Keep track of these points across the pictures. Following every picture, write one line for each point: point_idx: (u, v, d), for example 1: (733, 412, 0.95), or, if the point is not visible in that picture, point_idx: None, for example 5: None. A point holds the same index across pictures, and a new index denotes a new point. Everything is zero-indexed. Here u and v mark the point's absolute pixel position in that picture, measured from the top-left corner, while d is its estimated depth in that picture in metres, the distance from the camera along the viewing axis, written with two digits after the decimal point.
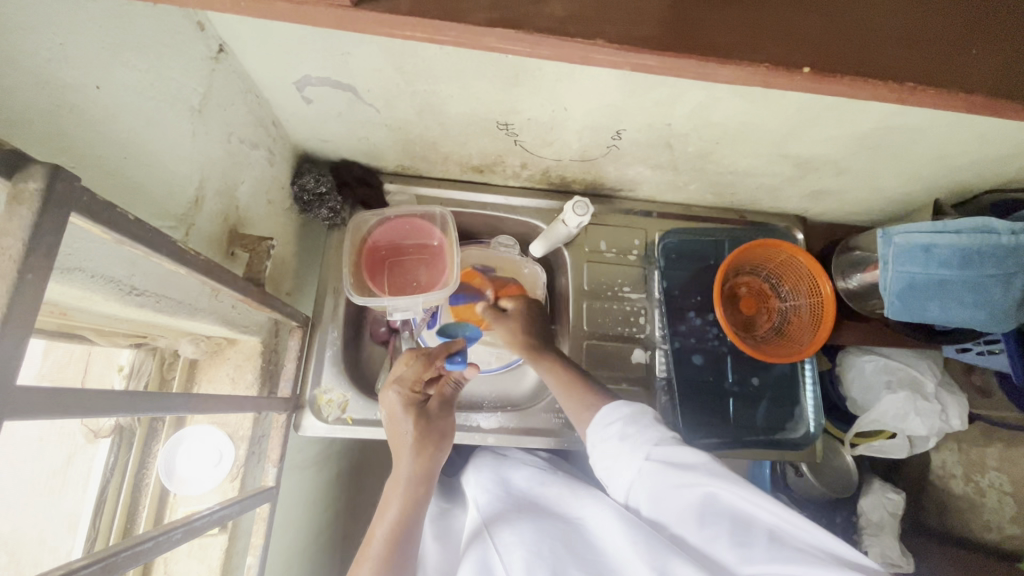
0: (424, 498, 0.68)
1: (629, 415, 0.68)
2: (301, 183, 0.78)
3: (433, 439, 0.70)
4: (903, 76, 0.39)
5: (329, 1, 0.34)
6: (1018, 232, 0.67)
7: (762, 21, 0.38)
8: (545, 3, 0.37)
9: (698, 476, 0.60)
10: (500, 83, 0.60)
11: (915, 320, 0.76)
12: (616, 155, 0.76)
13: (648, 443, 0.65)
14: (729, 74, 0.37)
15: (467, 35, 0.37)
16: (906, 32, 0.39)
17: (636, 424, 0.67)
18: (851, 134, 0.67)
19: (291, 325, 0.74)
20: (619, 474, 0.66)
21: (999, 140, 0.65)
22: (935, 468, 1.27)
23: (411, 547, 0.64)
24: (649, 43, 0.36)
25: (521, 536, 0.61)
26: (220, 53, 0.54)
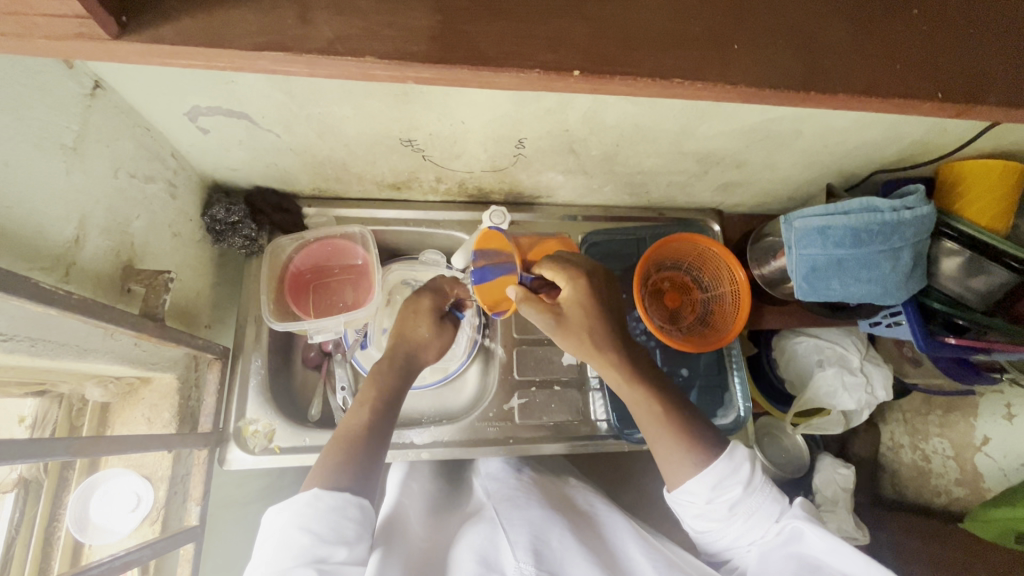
0: (386, 429, 0.66)
1: (746, 477, 0.64)
2: (211, 213, 0.76)
3: (433, 345, 0.77)
4: (738, 68, 0.41)
5: (89, 36, 0.35)
6: (901, 208, 0.71)
7: (598, 29, 0.40)
8: (313, 21, 0.38)
9: (789, 523, 0.62)
10: (390, 101, 0.61)
11: (823, 299, 0.79)
12: (525, 163, 0.77)
13: (738, 481, 0.64)
14: (558, 78, 0.39)
15: (240, 60, 0.38)
16: (736, 30, 0.42)
17: (752, 484, 0.64)
18: (736, 129, 0.70)
19: (209, 358, 0.72)
20: (704, 514, 0.65)
21: (872, 125, 0.69)
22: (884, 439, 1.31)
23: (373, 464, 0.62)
24: (419, 57, 0.38)
25: (528, 521, 0.63)
26: (96, 89, 0.54)
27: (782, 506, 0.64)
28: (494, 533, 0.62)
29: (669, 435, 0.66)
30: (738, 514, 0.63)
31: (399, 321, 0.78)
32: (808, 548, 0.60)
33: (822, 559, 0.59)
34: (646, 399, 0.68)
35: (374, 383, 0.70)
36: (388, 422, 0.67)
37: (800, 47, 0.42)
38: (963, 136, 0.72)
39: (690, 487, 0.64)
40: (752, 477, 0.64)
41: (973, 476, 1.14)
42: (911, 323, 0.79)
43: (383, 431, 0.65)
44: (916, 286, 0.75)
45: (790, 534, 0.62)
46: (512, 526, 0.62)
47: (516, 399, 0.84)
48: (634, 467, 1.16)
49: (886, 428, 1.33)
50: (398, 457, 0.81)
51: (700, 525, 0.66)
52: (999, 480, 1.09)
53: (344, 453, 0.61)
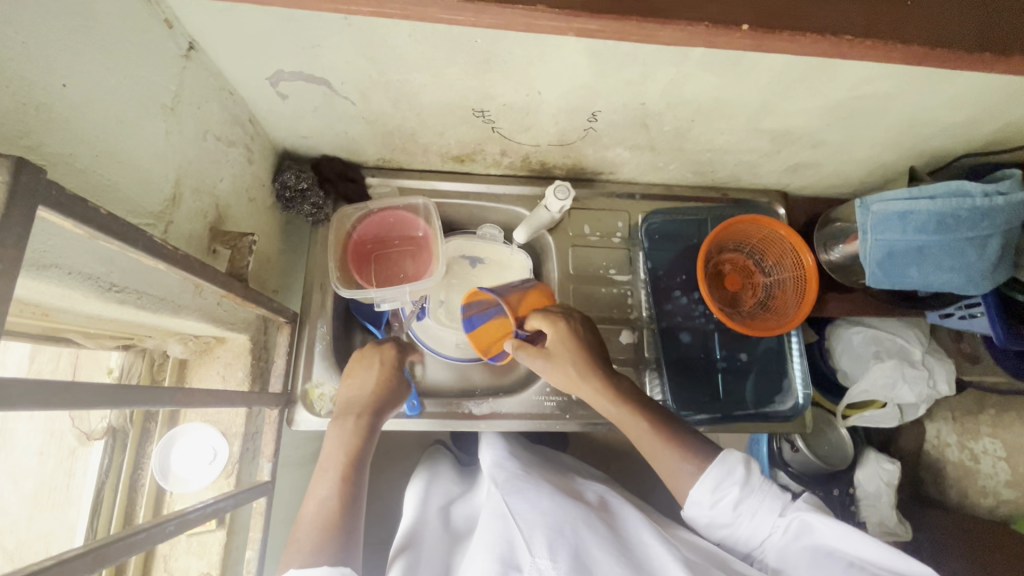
0: (354, 492, 0.65)
1: (742, 477, 0.64)
2: (282, 179, 0.78)
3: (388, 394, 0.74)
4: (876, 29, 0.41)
5: None
6: (993, 193, 0.67)
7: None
8: None
9: (794, 514, 0.63)
10: (470, 69, 0.61)
11: (897, 287, 0.77)
12: (593, 138, 0.76)
13: (736, 481, 0.64)
14: (685, 33, 0.40)
15: (416, 9, 0.38)
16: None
17: (750, 482, 0.65)
18: (819, 105, 0.68)
19: (279, 321, 0.75)
20: (715, 519, 0.65)
21: (968, 104, 0.66)
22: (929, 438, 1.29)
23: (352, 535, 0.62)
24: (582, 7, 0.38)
25: (540, 511, 0.66)
26: (191, 51, 0.55)
27: (784, 500, 0.65)
28: (506, 528, 0.64)
29: (661, 443, 0.69)
30: (743, 513, 0.64)
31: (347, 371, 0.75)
32: (818, 538, 0.61)
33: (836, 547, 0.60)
34: (631, 419, 0.70)
35: (329, 468, 0.66)
36: (356, 486, 0.66)
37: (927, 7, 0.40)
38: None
39: (694, 495, 0.65)
40: (749, 476, 0.65)
41: None
42: (991, 316, 0.76)
43: (353, 501, 0.64)
44: (1003, 276, 0.72)
45: (799, 526, 0.62)
46: (526, 521, 0.64)
47: None
48: None
49: (933, 426, 1.28)
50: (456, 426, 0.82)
51: (714, 533, 0.67)
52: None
53: (318, 537, 0.60)
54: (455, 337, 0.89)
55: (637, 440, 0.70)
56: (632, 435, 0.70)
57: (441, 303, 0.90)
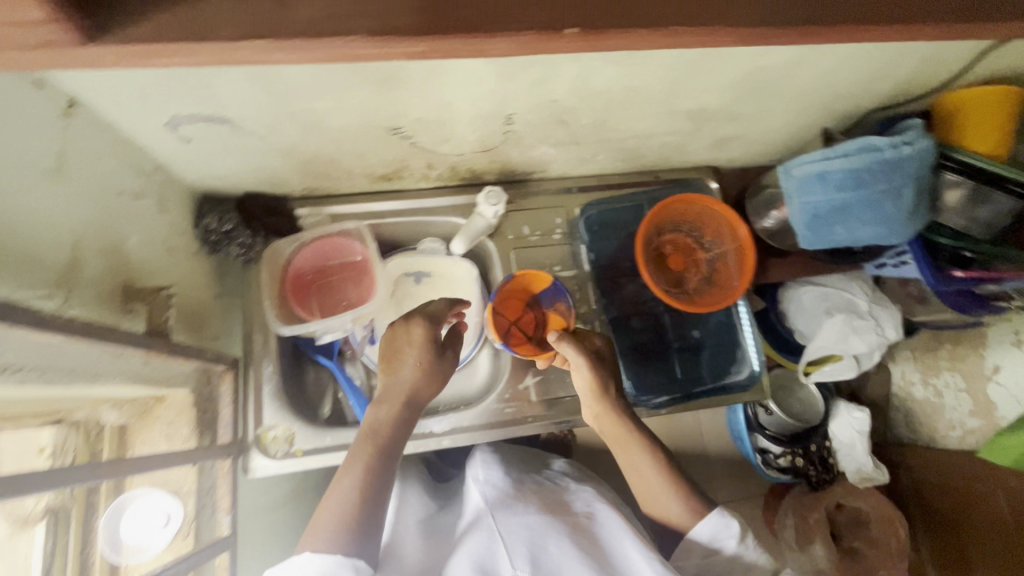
0: (385, 477, 0.64)
1: (740, 531, 0.68)
2: (204, 224, 0.75)
3: (435, 379, 0.73)
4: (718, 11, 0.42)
5: (59, 36, 0.33)
6: (900, 144, 0.69)
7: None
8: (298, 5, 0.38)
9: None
10: (372, 89, 0.60)
11: (829, 244, 0.80)
12: (515, 140, 0.76)
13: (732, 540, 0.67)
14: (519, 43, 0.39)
15: (226, 54, 0.37)
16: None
17: (744, 540, 0.68)
18: (726, 81, 0.69)
19: (220, 369, 0.73)
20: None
21: (866, 63, 0.68)
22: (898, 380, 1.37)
23: (372, 522, 0.61)
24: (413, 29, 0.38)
25: (523, 524, 0.67)
26: (71, 108, 0.52)
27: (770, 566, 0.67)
28: (494, 543, 0.66)
29: (660, 481, 0.72)
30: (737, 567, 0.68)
31: (386, 348, 0.74)
32: None
33: None
34: (631, 441, 0.73)
35: (361, 445, 0.66)
36: (388, 472, 0.65)
37: None
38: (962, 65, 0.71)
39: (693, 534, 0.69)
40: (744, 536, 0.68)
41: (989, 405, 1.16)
42: (919, 259, 0.79)
43: (382, 489, 0.63)
44: (922, 222, 0.74)
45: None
46: (510, 535, 0.65)
47: (529, 377, 0.84)
48: None
49: (897, 368, 1.38)
50: (420, 446, 0.81)
51: None
52: (1012, 406, 1.10)
53: (344, 512, 0.60)
54: None
55: (629, 459, 0.74)
56: (625, 462, 0.74)
57: (392, 324, 0.90)
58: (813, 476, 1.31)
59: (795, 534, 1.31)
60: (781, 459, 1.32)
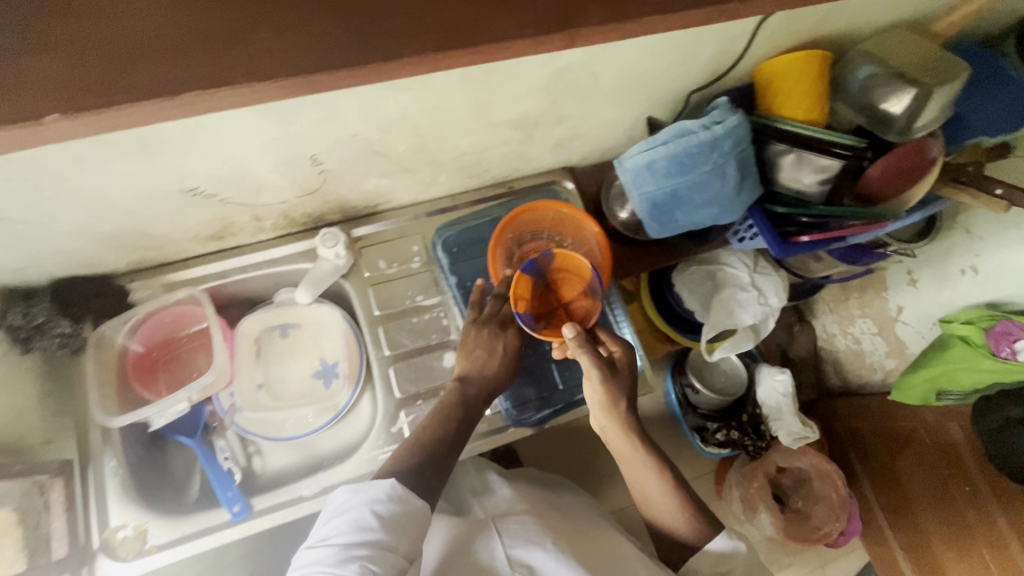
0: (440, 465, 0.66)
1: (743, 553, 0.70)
2: (9, 321, 0.68)
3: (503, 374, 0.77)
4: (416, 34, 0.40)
5: None
6: (711, 124, 0.69)
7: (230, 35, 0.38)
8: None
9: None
10: (137, 156, 0.56)
11: (676, 230, 0.80)
12: (336, 177, 0.73)
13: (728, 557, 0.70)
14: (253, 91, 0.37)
15: None
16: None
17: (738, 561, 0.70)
18: (529, 87, 0.67)
19: (52, 477, 0.67)
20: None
21: (660, 50, 0.67)
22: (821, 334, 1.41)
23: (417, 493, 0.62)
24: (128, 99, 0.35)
25: (526, 530, 0.71)
26: None
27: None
28: (494, 541, 0.69)
29: (668, 498, 0.74)
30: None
31: (466, 348, 0.78)
32: None
33: None
34: (653, 459, 0.74)
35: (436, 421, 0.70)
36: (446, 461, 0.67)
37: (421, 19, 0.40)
38: (744, 44, 0.72)
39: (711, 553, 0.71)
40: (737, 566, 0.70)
41: (898, 344, 1.20)
42: (763, 227, 0.79)
43: (439, 471, 0.65)
44: (753, 195, 0.74)
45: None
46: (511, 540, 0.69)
47: (402, 418, 0.80)
48: (577, 439, 1.16)
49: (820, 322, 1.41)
50: (290, 515, 0.74)
51: None
52: (919, 343, 1.15)
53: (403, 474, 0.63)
54: (283, 417, 0.85)
55: (635, 474, 0.76)
56: (631, 471, 0.76)
57: (258, 385, 0.85)
58: (751, 446, 1.30)
59: (742, 506, 1.31)
60: (718, 434, 1.32)
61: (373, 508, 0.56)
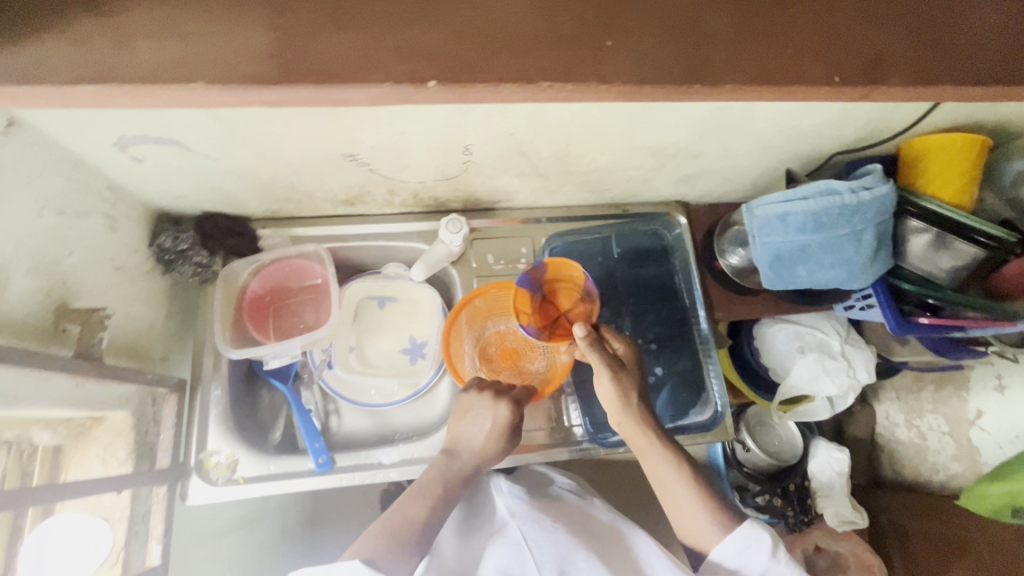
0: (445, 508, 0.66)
1: (769, 545, 0.64)
2: (159, 243, 0.74)
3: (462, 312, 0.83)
4: (613, 66, 0.43)
5: None
6: (859, 189, 0.69)
7: (483, 46, 0.43)
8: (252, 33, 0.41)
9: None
10: (324, 117, 0.60)
11: (791, 286, 0.78)
12: (476, 169, 0.76)
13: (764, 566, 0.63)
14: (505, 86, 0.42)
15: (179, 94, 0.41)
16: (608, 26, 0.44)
17: (778, 556, 0.63)
18: (686, 120, 0.68)
19: (165, 392, 0.72)
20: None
21: (826, 107, 0.68)
22: (881, 420, 1.34)
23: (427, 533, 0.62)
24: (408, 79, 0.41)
25: (557, 548, 0.63)
26: (10, 127, 0.52)
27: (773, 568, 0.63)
28: (518, 555, 0.63)
29: (690, 497, 0.68)
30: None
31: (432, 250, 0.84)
32: None
33: None
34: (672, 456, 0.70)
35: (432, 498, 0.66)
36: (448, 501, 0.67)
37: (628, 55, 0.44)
38: (901, 119, 0.72)
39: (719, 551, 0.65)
40: (777, 551, 0.64)
41: (969, 450, 1.13)
42: (883, 302, 0.78)
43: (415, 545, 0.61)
44: (882, 268, 0.73)
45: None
46: (537, 544, 0.63)
47: None
48: None
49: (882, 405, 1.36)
50: (366, 479, 0.76)
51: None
52: (996, 453, 1.08)
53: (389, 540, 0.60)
54: (369, 384, 0.88)
55: (654, 472, 0.70)
56: (650, 472, 0.71)
57: (350, 348, 0.88)
58: (791, 519, 1.21)
59: None
60: (760, 497, 1.20)
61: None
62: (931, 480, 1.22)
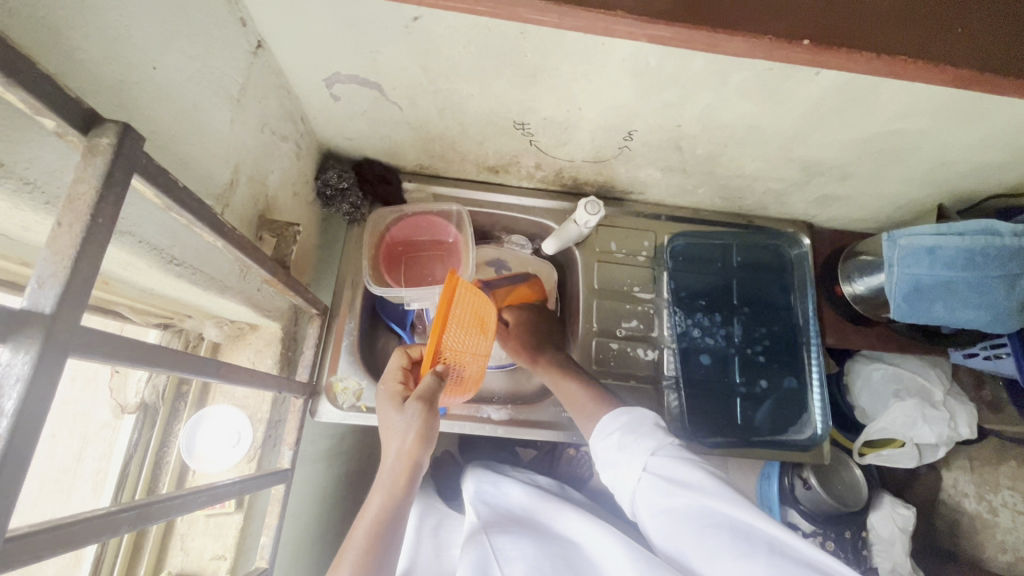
0: (408, 492, 0.64)
1: (627, 424, 0.67)
2: (324, 178, 0.81)
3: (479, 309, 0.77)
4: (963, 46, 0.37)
5: None
6: (1022, 233, 0.68)
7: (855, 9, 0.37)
8: None
9: (687, 481, 0.58)
10: (519, 82, 0.64)
11: (923, 321, 0.77)
12: (627, 156, 0.79)
13: (654, 448, 0.63)
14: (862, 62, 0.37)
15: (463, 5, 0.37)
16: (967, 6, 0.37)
17: (636, 429, 0.66)
18: (852, 138, 0.69)
19: (311, 313, 0.76)
20: (620, 479, 0.65)
21: (1005, 145, 0.67)
22: (944, 487, 1.22)
23: (395, 537, 0.60)
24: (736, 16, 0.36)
25: (520, 550, 0.63)
26: (258, 48, 0.58)
27: (657, 449, 0.63)
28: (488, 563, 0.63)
29: (570, 389, 0.77)
30: (628, 455, 0.64)
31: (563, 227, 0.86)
32: (716, 509, 0.55)
33: (742, 520, 0.54)
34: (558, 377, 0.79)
35: (386, 494, 0.63)
36: (411, 483, 0.64)
37: (969, 27, 0.37)
38: None
39: (596, 441, 0.69)
40: (638, 422, 0.67)
41: None
42: (1018, 354, 0.76)
43: (383, 552, 0.58)
44: None
45: (686, 492, 0.58)
46: (506, 559, 0.62)
47: None
48: None
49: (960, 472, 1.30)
50: (473, 430, 0.81)
51: (613, 484, 0.66)
52: None
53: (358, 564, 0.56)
54: None
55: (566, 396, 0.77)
56: (564, 399, 0.77)
57: None
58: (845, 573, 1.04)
59: None
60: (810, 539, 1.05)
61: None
62: (996, 560, 1.13)
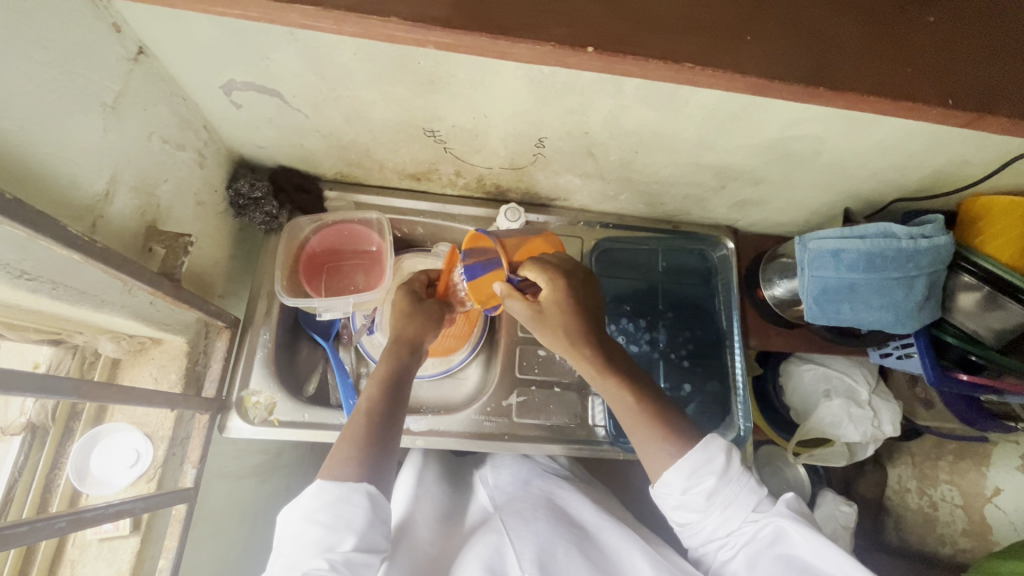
0: (411, 360, 0.70)
1: (722, 466, 0.64)
2: (236, 187, 0.78)
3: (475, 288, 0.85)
4: (759, 57, 0.40)
5: None
6: (917, 236, 0.70)
7: (640, 22, 0.39)
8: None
9: (773, 517, 0.62)
10: (419, 89, 0.63)
11: (833, 323, 0.79)
12: (543, 163, 0.79)
13: (746, 494, 0.64)
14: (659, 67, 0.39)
15: (287, 14, 0.37)
16: (752, 20, 0.40)
17: (728, 473, 0.64)
18: (753, 145, 0.70)
19: (220, 326, 0.75)
20: (688, 509, 0.65)
21: (899, 150, 0.69)
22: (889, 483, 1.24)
23: (400, 400, 0.66)
24: (551, 35, 0.38)
25: (534, 533, 0.65)
26: (140, 55, 0.56)
27: (760, 497, 0.65)
28: (500, 542, 0.64)
29: (642, 421, 0.66)
30: (716, 503, 0.64)
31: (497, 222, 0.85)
32: (791, 547, 0.60)
33: (807, 559, 0.59)
34: (618, 391, 0.68)
35: (392, 354, 0.69)
36: (414, 355, 0.71)
37: (766, 40, 0.40)
38: (971, 172, 0.72)
39: (667, 478, 0.64)
40: (728, 467, 0.64)
41: (981, 526, 1.08)
42: (924, 354, 0.78)
43: (390, 421, 0.63)
44: (926, 317, 0.74)
45: (775, 533, 0.61)
46: (519, 537, 0.64)
47: (515, 396, 0.84)
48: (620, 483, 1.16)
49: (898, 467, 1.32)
50: None
51: (679, 517, 0.66)
52: (1010, 534, 1.03)
53: (374, 425, 0.62)
54: None
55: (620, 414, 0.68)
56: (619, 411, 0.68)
57: None
58: None
59: None
60: None
61: (316, 519, 0.55)
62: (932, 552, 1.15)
